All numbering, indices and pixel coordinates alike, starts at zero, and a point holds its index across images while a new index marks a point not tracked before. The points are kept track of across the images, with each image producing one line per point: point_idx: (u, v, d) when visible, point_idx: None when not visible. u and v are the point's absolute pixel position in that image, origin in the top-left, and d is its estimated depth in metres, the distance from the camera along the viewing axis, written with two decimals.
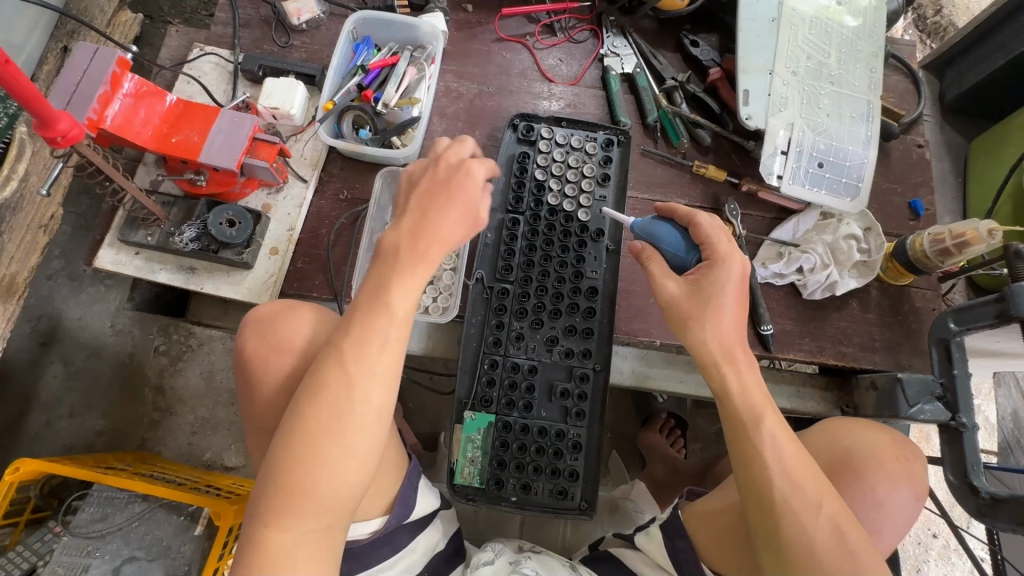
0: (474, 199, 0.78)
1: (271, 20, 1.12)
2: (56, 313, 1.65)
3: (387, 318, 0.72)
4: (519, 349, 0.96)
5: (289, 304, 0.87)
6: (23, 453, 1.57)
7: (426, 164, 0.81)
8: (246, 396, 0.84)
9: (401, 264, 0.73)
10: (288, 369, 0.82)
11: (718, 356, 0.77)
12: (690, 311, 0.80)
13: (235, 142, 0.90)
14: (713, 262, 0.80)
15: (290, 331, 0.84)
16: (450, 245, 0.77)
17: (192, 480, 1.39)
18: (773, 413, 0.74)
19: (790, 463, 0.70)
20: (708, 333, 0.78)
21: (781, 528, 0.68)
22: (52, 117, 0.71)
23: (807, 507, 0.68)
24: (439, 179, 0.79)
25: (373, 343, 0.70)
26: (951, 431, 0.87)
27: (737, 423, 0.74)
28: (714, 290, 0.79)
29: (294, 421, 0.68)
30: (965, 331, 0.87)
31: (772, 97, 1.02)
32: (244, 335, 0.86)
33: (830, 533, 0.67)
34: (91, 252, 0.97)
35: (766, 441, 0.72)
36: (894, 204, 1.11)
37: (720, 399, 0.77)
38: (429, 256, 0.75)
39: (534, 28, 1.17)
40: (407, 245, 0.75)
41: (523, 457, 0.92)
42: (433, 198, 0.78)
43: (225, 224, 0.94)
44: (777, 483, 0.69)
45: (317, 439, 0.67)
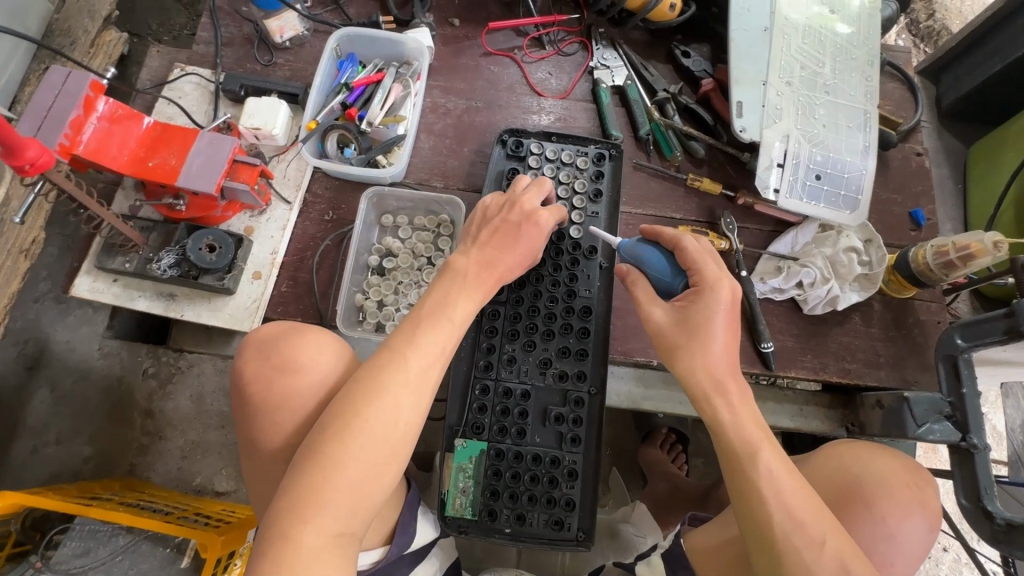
0: (539, 239, 0.86)
1: (254, 38, 1.10)
2: (43, 336, 1.62)
3: (449, 324, 0.74)
4: (511, 373, 0.93)
5: (295, 326, 0.81)
6: (10, 481, 1.53)
7: (503, 202, 0.86)
8: (245, 416, 0.78)
9: (470, 283, 0.78)
10: (297, 388, 0.76)
11: (709, 388, 0.73)
12: (679, 339, 0.75)
13: (214, 163, 0.88)
14: (702, 288, 0.76)
15: (295, 350, 0.78)
16: (510, 275, 0.83)
17: (181, 509, 1.34)
18: (772, 446, 0.69)
19: (791, 499, 0.66)
20: (700, 357, 0.73)
21: (783, 569, 0.64)
22: (19, 145, 0.68)
23: (810, 545, 0.64)
24: (511, 219, 0.84)
25: (431, 342, 0.72)
26: (962, 452, 0.83)
27: (731, 455, 0.70)
28: (706, 315, 0.73)
29: (342, 418, 0.67)
30: (973, 347, 0.83)
31: (766, 108, 1.00)
32: (242, 359, 0.80)
33: (836, 572, 0.62)
34: (68, 279, 0.94)
35: (763, 476, 0.67)
36: (894, 214, 1.08)
37: (714, 430, 0.72)
38: (491, 285, 0.81)
39: (522, 42, 1.15)
40: (475, 270, 0.79)
41: (516, 486, 0.88)
42: (506, 229, 0.83)
43: (205, 250, 0.91)
44: (775, 520, 0.65)
45: (358, 430, 0.66)
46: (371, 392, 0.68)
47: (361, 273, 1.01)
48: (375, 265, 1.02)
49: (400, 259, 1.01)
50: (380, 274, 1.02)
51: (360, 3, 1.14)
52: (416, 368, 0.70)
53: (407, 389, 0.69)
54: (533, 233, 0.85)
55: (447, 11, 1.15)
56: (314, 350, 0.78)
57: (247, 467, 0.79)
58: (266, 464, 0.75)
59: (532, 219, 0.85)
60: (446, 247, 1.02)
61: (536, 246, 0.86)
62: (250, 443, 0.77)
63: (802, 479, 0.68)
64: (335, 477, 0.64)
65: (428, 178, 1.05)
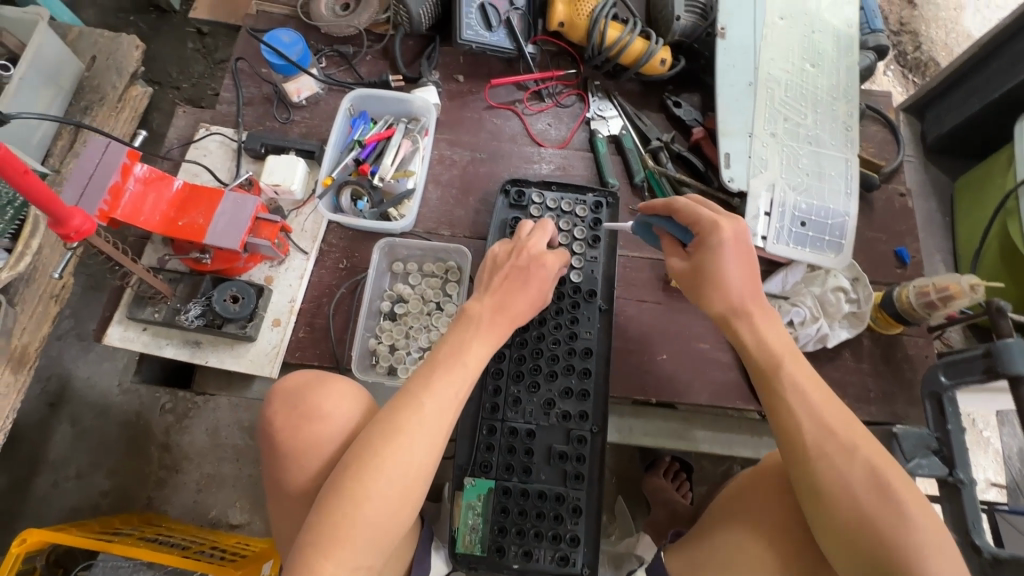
0: (546, 282, 0.89)
1: (273, 98, 1.18)
2: (65, 372, 1.68)
3: (462, 368, 0.79)
4: (517, 413, 0.98)
5: (319, 376, 0.86)
6: (33, 514, 1.58)
7: (510, 249, 0.91)
8: (270, 460, 0.83)
9: (481, 328, 0.83)
10: (320, 435, 0.81)
11: (729, 313, 0.84)
12: (697, 280, 0.85)
13: (237, 222, 0.94)
14: (702, 232, 0.84)
15: (319, 397, 0.83)
16: (521, 318, 0.87)
17: (198, 543, 1.38)
18: (796, 360, 0.80)
19: (819, 407, 0.76)
20: (718, 295, 0.83)
21: (817, 472, 0.73)
22: (65, 215, 0.75)
23: (841, 450, 0.73)
24: (518, 264, 0.89)
25: (444, 382, 0.77)
26: (950, 486, 0.86)
27: (761, 371, 0.82)
28: (710, 254, 0.82)
29: (363, 457, 0.72)
30: (956, 385, 0.88)
31: (751, 159, 1.08)
32: (270, 409, 0.85)
33: (866, 472, 0.71)
34: (100, 328, 1.00)
35: (788, 388, 0.78)
36: (881, 253, 1.13)
37: (744, 352, 0.84)
38: (502, 328, 0.85)
39: (523, 95, 1.22)
40: (487, 315, 0.84)
41: (523, 523, 0.93)
42: (516, 278, 0.88)
43: (229, 300, 0.97)
44: (804, 426, 0.76)
45: (375, 466, 0.71)
46: (390, 435, 0.73)
47: (373, 319, 1.07)
48: (387, 311, 1.07)
49: (411, 305, 1.06)
50: (392, 318, 1.07)
51: (371, 62, 1.22)
52: (432, 411, 0.75)
53: (424, 431, 0.74)
54: (541, 281, 0.89)
55: (452, 68, 1.23)
56: (335, 400, 0.83)
57: (272, 509, 0.84)
58: (290, 504, 0.80)
59: (539, 269, 0.89)
60: (453, 292, 1.08)
61: (545, 294, 0.90)
62: (275, 484, 0.82)
63: (826, 390, 0.79)
64: (356, 512, 0.69)
65: (437, 227, 1.12)
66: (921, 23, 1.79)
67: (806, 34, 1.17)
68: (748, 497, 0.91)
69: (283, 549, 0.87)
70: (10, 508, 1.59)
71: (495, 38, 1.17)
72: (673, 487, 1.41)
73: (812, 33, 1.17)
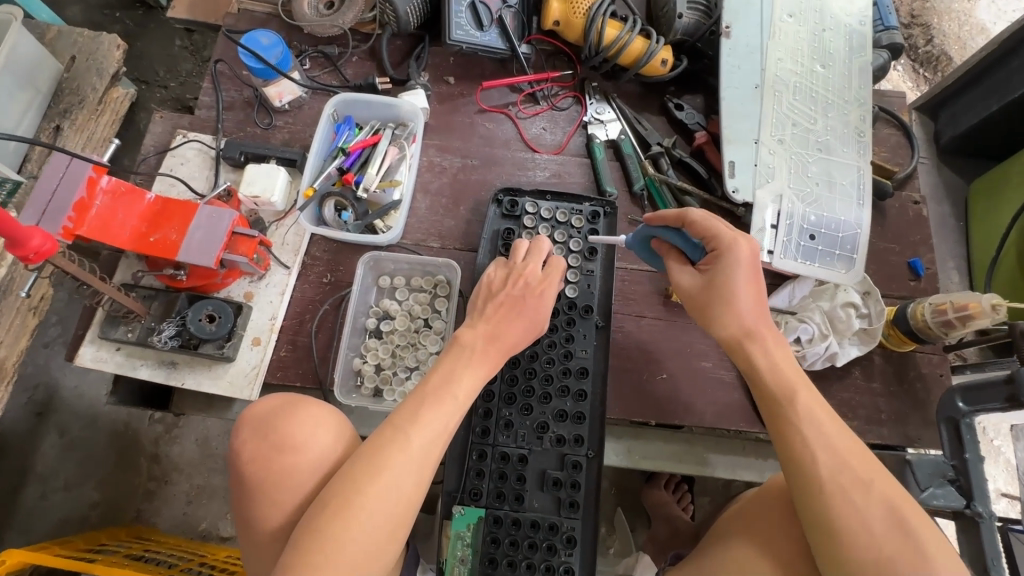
0: (542, 309, 0.85)
1: (254, 102, 1.12)
2: (53, 382, 1.57)
3: (453, 402, 0.74)
4: (509, 437, 0.93)
5: (296, 400, 0.83)
6: (16, 531, 1.49)
7: (505, 276, 0.88)
8: (239, 494, 0.79)
9: (474, 358, 0.79)
10: (295, 467, 0.76)
11: (741, 335, 0.76)
12: (709, 301, 0.78)
13: (213, 237, 0.89)
14: (720, 250, 0.78)
15: (293, 428, 0.79)
16: (517, 348, 0.83)
17: (186, 560, 1.29)
18: (807, 385, 0.74)
19: (833, 437, 0.70)
20: (732, 317, 0.77)
21: (832, 509, 0.67)
22: (23, 236, 0.69)
23: (857, 484, 0.68)
24: (514, 290, 0.86)
25: (431, 416, 0.72)
26: (966, 519, 0.80)
27: (769, 396, 0.74)
28: (726, 274, 0.77)
29: (343, 495, 0.67)
30: (974, 412, 0.81)
31: (757, 168, 1.02)
32: (239, 440, 0.80)
33: (883, 509, 0.66)
34: (71, 348, 0.95)
35: (802, 416, 0.72)
36: (893, 264, 1.08)
37: (750, 375, 0.77)
38: (496, 358, 0.81)
39: (517, 97, 1.16)
40: (481, 344, 0.80)
41: (515, 554, 0.88)
42: (511, 304, 0.84)
43: (205, 319, 0.92)
44: (820, 459, 0.69)
45: (354, 505, 0.66)
46: (373, 471, 0.68)
47: (359, 336, 1.02)
48: (373, 328, 1.02)
49: (397, 322, 1.01)
50: (378, 336, 1.02)
51: (357, 64, 1.17)
52: (419, 446, 0.70)
53: (411, 467, 0.69)
54: (537, 305, 0.85)
55: (442, 69, 1.17)
56: (309, 429, 0.79)
57: (244, 546, 0.79)
58: (264, 542, 0.76)
59: (544, 297, 0.86)
60: (442, 308, 1.03)
61: (541, 320, 0.86)
62: (247, 520, 0.77)
63: (837, 417, 0.73)
64: (334, 555, 0.64)
65: (426, 239, 1.07)
66: (933, 15, 1.70)
67: (816, 32, 1.11)
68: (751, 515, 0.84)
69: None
70: None
71: (486, 38, 1.11)
72: (674, 500, 1.36)
73: (822, 31, 1.11)
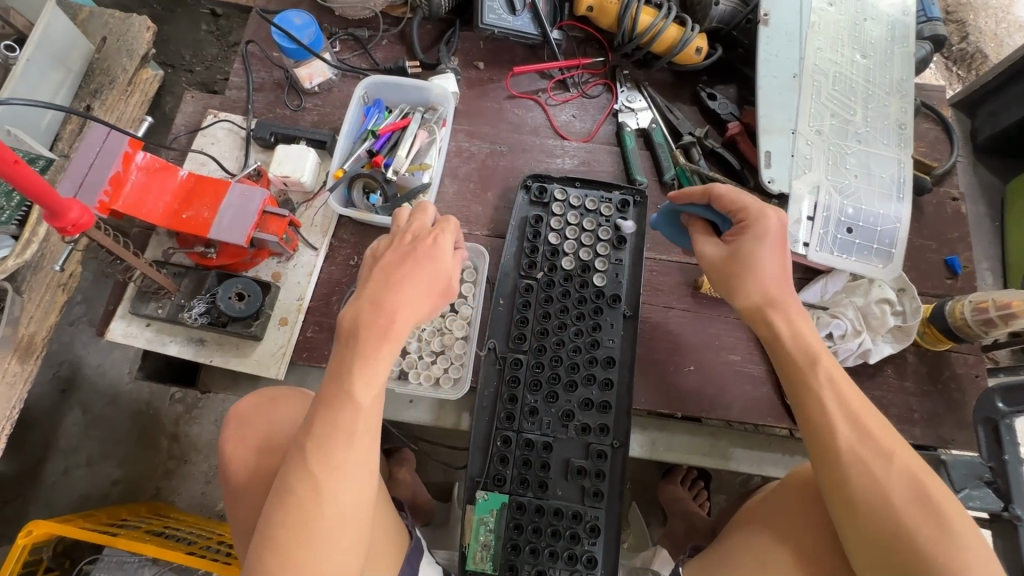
0: (439, 264, 0.72)
1: (284, 83, 1.12)
2: (77, 360, 1.58)
3: (352, 409, 0.64)
4: (533, 424, 0.92)
5: (270, 395, 0.88)
6: (39, 505, 1.50)
7: (389, 243, 0.74)
8: (227, 492, 0.82)
9: (364, 348, 0.65)
10: (269, 466, 0.80)
11: (764, 302, 0.76)
12: (733, 271, 0.77)
13: (244, 216, 0.89)
14: (747, 220, 0.77)
15: (267, 423, 0.84)
16: (418, 317, 0.69)
17: (206, 537, 1.29)
18: (831, 357, 0.74)
19: (850, 409, 0.70)
20: (755, 285, 0.76)
21: (851, 479, 0.67)
22: (62, 208, 0.69)
23: (879, 456, 0.67)
24: (400, 254, 0.71)
25: (337, 437, 0.64)
26: (1002, 523, 0.76)
27: (794, 368, 0.74)
28: (753, 244, 0.75)
29: (266, 530, 0.62)
30: (1015, 413, 0.78)
31: (794, 159, 0.99)
32: (224, 437, 0.85)
33: (904, 480, 0.66)
34: (103, 322, 0.97)
35: (824, 385, 0.71)
36: (929, 261, 1.05)
37: (772, 345, 0.76)
38: (395, 331, 0.67)
39: (547, 84, 1.15)
40: (368, 322, 0.66)
41: (537, 541, 0.88)
42: (397, 274, 0.69)
43: (234, 297, 0.92)
44: (840, 429, 0.69)
45: (282, 537, 0.62)
46: (289, 500, 0.63)
47: None
48: None
49: None
50: None
51: (387, 47, 1.16)
52: (321, 463, 0.63)
53: (339, 480, 0.64)
54: (430, 271, 0.71)
55: (472, 54, 1.16)
56: (277, 422, 0.83)
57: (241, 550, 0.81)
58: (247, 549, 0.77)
59: (432, 255, 0.72)
60: (469, 294, 1.01)
61: (444, 278, 0.72)
62: (238, 512, 0.80)
63: (860, 391, 0.72)
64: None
65: None
66: (969, 12, 1.65)
67: (857, 21, 1.08)
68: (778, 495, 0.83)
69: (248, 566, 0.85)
70: (14, 498, 1.50)
71: (519, 23, 1.10)
72: (689, 496, 1.32)
73: (863, 20, 1.08)
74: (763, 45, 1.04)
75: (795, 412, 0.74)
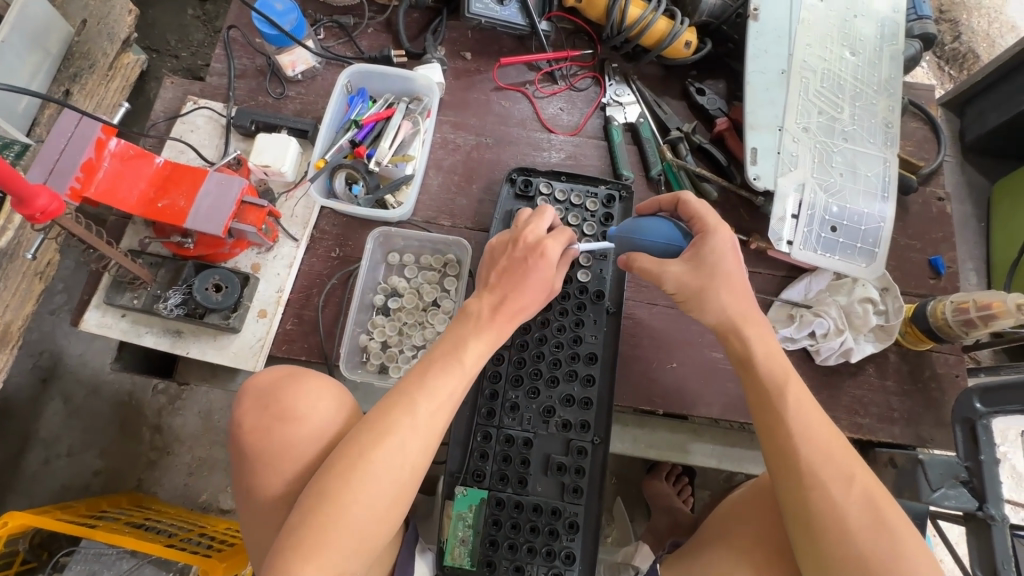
0: (549, 272, 0.76)
1: (266, 70, 1.10)
2: (57, 349, 1.56)
3: (459, 372, 0.71)
4: (514, 420, 0.92)
5: (294, 371, 0.83)
6: (18, 494, 1.48)
7: (506, 241, 0.79)
8: (241, 462, 0.80)
9: (482, 325, 0.74)
10: (298, 435, 0.77)
11: (739, 319, 0.76)
12: (698, 283, 0.76)
13: (221, 205, 0.88)
14: (704, 235, 0.78)
15: (296, 398, 0.79)
16: (525, 314, 0.76)
17: (187, 529, 1.28)
18: (797, 379, 0.74)
19: (815, 433, 0.70)
20: (724, 299, 0.76)
21: (809, 501, 0.67)
22: (30, 195, 0.66)
23: (838, 479, 0.67)
24: (516, 257, 0.77)
25: (436, 392, 0.70)
26: (978, 522, 0.77)
27: (760, 390, 0.74)
28: (716, 259, 0.76)
29: (346, 462, 0.66)
30: (993, 413, 0.78)
31: (781, 156, 0.99)
32: (241, 409, 0.81)
33: (865, 507, 0.66)
34: (78, 312, 0.95)
35: (790, 407, 0.71)
36: (913, 261, 1.05)
37: (743, 362, 0.76)
38: (505, 321, 0.75)
39: (535, 76, 1.14)
40: (489, 306, 0.75)
41: (516, 537, 0.87)
42: (519, 268, 0.76)
43: (211, 289, 0.91)
44: (801, 452, 0.69)
45: (356, 471, 0.65)
46: (372, 438, 0.67)
47: (366, 313, 1.02)
48: (381, 305, 1.02)
49: (405, 299, 1.01)
50: (386, 313, 1.02)
51: (372, 35, 1.14)
52: (422, 416, 0.69)
53: (417, 433, 0.68)
54: (543, 271, 0.76)
55: (459, 44, 1.14)
56: (316, 398, 0.80)
57: (246, 515, 0.79)
58: (263, 509, 0.76)
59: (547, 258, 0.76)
60: (452, 288, 1.02)
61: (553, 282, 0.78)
62: (245, 480, 0.78)
63: (826, 415, 0.72)
64: (340, 517, 0.64)
65: (437, 217, 1.05)
66: (962, 11, 1.64)
67: (847, 18, 1.07)
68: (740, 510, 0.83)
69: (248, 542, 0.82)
70: None
71: (506, 13, 1.08)
72: (673, 492, 1.33)
73: (853, 17, 1.08)
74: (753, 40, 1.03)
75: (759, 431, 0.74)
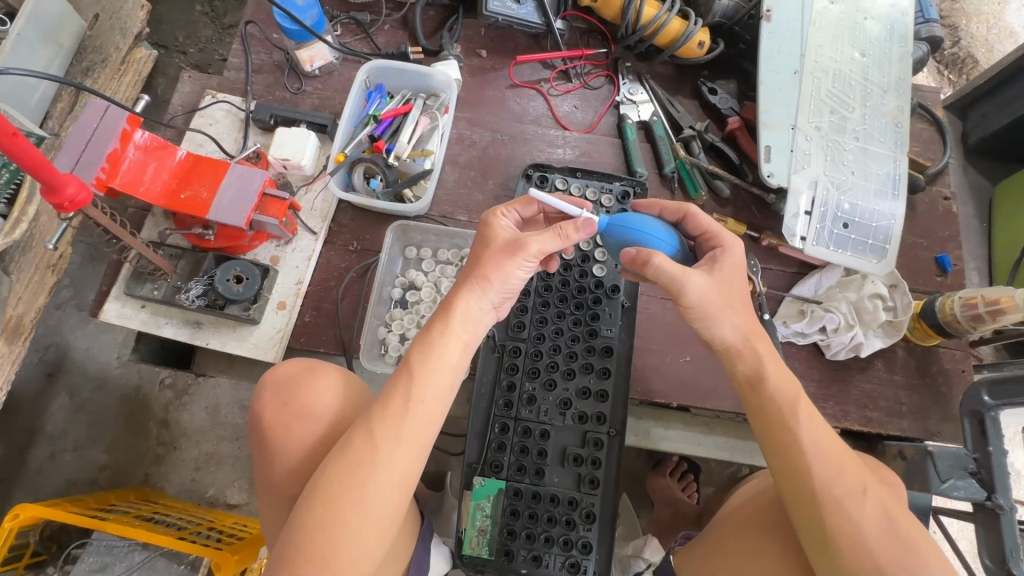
0: (499, 232, 0.75)
1: (284, 66, 1.11)
2: (65, 344, 1.55)
3: (416, 384, 0.69)
4: (532, 412, 0.93)
5: (310, 364, 0.84)
6: (25, 488, 1.47)
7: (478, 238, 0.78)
8: (259, 453, 0.80)
9: (434, 321, 0.71)
10: (309, 435, 0.78)
11: (747, 341, 0.76)
12: (721, 301, 0.75)
13: (244, 197, 0.89)
14: (723, 249, 0.78)
15: (311, 395, 0.80)
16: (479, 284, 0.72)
17: (196, 523, 1.28)
18: (806, 399, 0.75)
19: (825, 449, 0.71)
20: (736, 320, 0.76)
21: (824, 518, 0.68)
22: (59, 183, 0.66)
23: (851, 495, 0.68)
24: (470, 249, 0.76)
25: (400, 410, 0.68)
26: (986, 512, 0.77)
27: (771, 408, 0.74)
28: (733, 277, 0.76)
29: (329, 487, 0.65)
30: (1002, 406, 0.78)
31: (794, 154, 1.00)
32: (260, 402, 0.82)
33: (878, 520, 0.67)
34: (97, 304, 0.96)
35: (802, 424, 0.72)
36: (921, 259, 1.07)
37: (752, 383, 0.76)
38: (456, 303, 0.71)
39: (549, 74, 1.15)
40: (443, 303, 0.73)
41: (534, 527, 0.89)
42: (473, 272, 0.72)
43: (232, 280, 0.92)
44: (815, 468, 0.69)
45: (339, 495, 0.65)
46: (349, 463, 0.66)
47: (384, 306, 1.03)
48: (399, 298, 1.04)
49: (423, 292, 1.02)
50: (403, 306, 1.04)
51: (389, 32, 1.15)
52: (391, 438, 0.67)
53: (393, 454, 0.66)
54: (506, 271, 0.72)
55: (475, 42, 1.15)
56: (326, 395, 0.80)
57: (262, 503, 0.80)
58: (278, 504, 0.77)
59: (515, 257, 0.71)
60: None
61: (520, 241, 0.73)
62: (265, 477, 0.78)
63: (834, 432, 0.74)
64: (330, 545, 0.63)
65: (453, 212, 1.06)
66: (962, 17, 1.67)
67: (858, 20, 1.10)
68: (746, 520, 0.83)
69: (267, 535, 0.83)
70: None
71: (522, 11, 1.10)
72: (678, 487, 1.32)
73: (864, 19, 1.10)
74: (766, 38, 1.04)
75: (768, 448, 0.74)
